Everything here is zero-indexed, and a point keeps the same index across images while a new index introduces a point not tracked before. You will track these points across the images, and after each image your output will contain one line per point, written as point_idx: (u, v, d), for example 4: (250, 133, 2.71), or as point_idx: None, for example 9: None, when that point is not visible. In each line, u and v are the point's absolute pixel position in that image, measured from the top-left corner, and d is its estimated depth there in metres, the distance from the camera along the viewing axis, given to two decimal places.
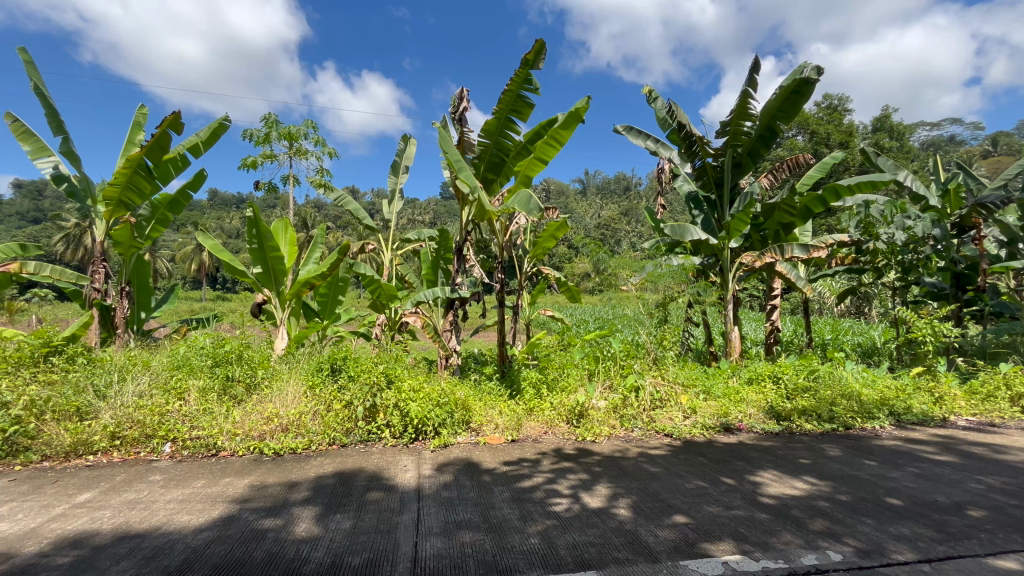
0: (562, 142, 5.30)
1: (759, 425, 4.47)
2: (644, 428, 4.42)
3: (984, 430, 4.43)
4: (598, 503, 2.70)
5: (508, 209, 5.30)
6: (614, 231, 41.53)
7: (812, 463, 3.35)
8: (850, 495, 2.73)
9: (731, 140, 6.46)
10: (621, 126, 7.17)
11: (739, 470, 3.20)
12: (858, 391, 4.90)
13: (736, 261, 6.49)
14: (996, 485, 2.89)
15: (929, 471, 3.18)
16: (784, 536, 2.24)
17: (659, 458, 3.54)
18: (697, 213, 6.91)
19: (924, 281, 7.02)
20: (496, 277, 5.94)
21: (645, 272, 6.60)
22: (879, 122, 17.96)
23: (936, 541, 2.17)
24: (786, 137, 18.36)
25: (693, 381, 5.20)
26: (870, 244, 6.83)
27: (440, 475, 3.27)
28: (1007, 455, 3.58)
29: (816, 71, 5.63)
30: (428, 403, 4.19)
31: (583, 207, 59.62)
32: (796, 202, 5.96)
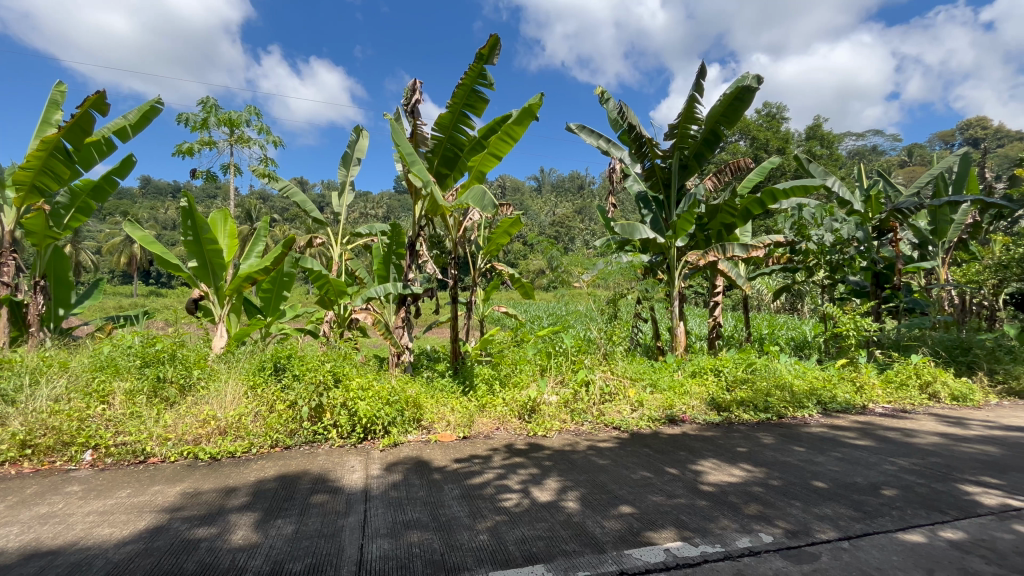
0: (516, 138, 5.30)
1: (702, 416, 4.68)
2: (594, 421, 4.54)
3: (897, 416, 4.86)
4: (547, 497, 2.73)
5: (461, 205, 5.24)
6: (568, 229, 42.19)
7: (748, 451, 3.54)
8: (781, 480, 2.91)
9: (678, 143, 6.72)
10: (574, 125, 7.28)
11: (682, 460, 3.33)
12: (790, 382, 5.23)
13: (682, 259, 6.78)
14: (906, 465, 3.17)
15: (850, 454, 3.44)
16: (722, 521, 2.36)
17: (607, 451, 3.63)
18: (646, 213, 7.12)
19: (849, 280, 7.59)
20: (449, 272, 5.87)
21: (596, 269, 6.74)
22: (812, 131, 19.21)
23: (855, 519, 2.35)
24: (729, 142, 19.32)
25: (641, 375, 5.37)
26: (802, 245, 7.27)
27: (388, 475, 3.20)
28: (916, 438, 3.93)
29: (756, 80, 5.93)
30: (378, 401, 4.09)
31: (538, 204, 60.09)
32: (737, 204, 6.27)
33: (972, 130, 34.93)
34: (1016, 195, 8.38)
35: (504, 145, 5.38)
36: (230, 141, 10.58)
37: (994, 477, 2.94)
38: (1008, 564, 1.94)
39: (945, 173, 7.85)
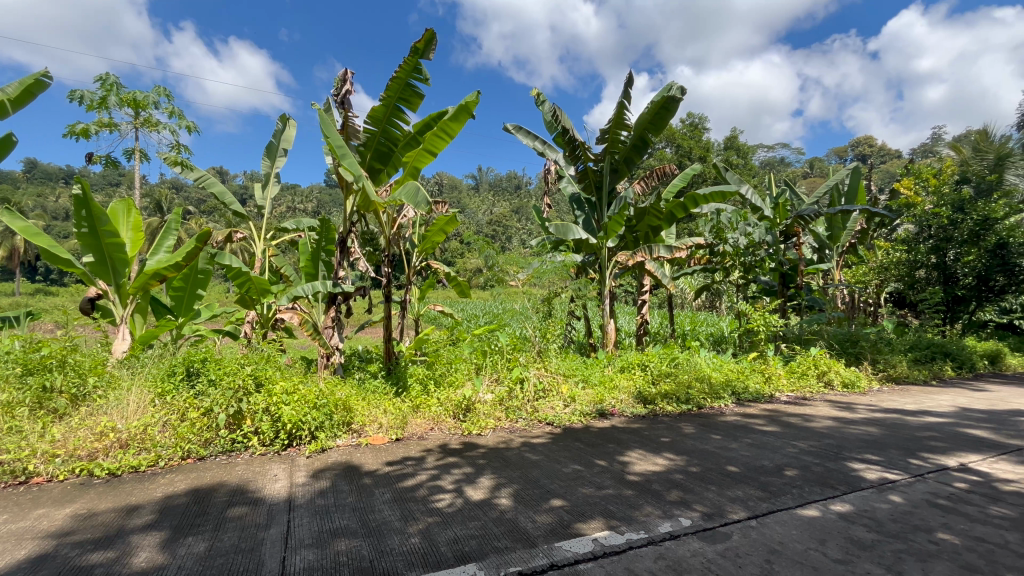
0: (451, 135, 5.22)
1: (630, 409, 4.91)
2: (528, 418, 4.61)
3: (799, 403, 5.37)
4: (481, 495, 2.74)
5: (394, 201, 5.11)
6: (505, 228, 42.52)
7: (671, 440, 3.76)
8: (699, 466, 3.12)
9: (609, 148, 6.98)
10: (510, 125, 7.34)
11: (610, 452, 3.48)
12: (709, 375, 5.61)
13: (613, 259, 7.06)
14: (805, 448, 3.52)
15: (759, 440, 3.76)
16: (646, 508, 2.48)
17: (540, 446, 3.70)
18: (579, 214, 7.34)
19: (760, 280, 8.26)
20: (383, 270, 5.71)
21: (531, 268, 6.83)
22: (729, 141, 20.68)
23: (762, 499, 2.57)
24: (656, 148, 20.34)
25: (574, 371, 5.52)
26: (720, 247, 7.85)
27: (315, 482, 3.06)
28: (813, 422, 4.37)
29: (680, 91, 6.28)
30: (304, 405, 3.88)
31: (476, 203, 59.92)
32: (662, 208, 6.63)
33: (862, 147, 39.32)
34: (894, 205, 9.56)
35: (439, 141, 5.28)
36: (134, 124, 9.57)
37: (875, 454, 3.33)
38: (884, 530, 2.21)
39: (839, 184, 8.77)
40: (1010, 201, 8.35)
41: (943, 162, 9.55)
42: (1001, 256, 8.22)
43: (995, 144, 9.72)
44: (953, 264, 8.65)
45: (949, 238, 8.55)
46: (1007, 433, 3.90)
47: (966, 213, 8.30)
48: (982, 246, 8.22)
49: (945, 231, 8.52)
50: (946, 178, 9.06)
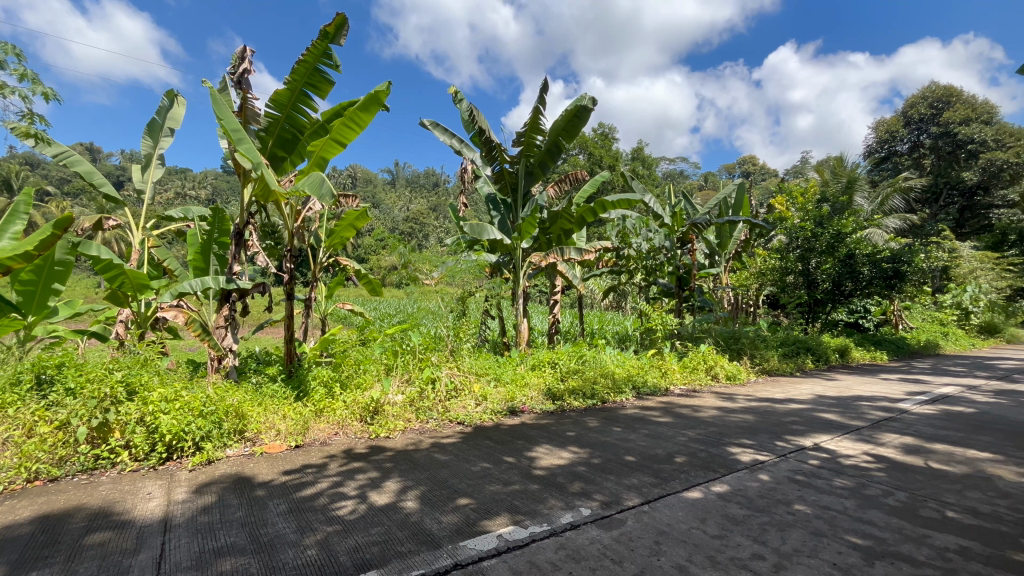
0: (362, 126, 4.98)
1: (539, 406, 5.05)
2: (439, 418, 4.57)
3: (690, 396, 5.87)
4: (386, 500, 2.66)
5: (297, 192, 4.78)
6: (421, 225, 41.75)
7: (576, 434, 3.93)
8: (600, 458, 3.29)
9: (524, 151, 7.13)
10: (427, 121, 7.22)
11: (519, 448, 3.55)
12: (612, 370, 5.94)
13: (526, 260, 7.22)
14: (693, 436, 3.86)
15: (655, 430, 4.06)
16: (549, 501, 2.57)
17: (450, 446, 3.68)
18: (494, 214, 7.43)
19: (659, 282, 8.94)
20: (285, 266, 5.31)
21: (445, 267, 6.75)
22: (636, 153, 22.11)
23: (654, 485, 2.77)
24: (570, 155, 21.17)
25: (487, 369, 5.57)
26: (626, 251, 8.32)
27: (198, 498, 2.77)
28: (701, 412, 4.82)
29: (591, 102, 6.58)
30: (187, 414, 3.50)
31: (391, 199, 58.07)
32: (574, 212, 6.83)
33: (746, 165, 44.03)
34: (770, 218, 10.81)
35: (348, 131, 5.00)
36: None
37: (749, 439, 3.75)
38: (754, 506, 2.49)
39: (728, 198, 9.74)
40: (857, 219, 9.83)
41: (808, 183, 10.99)
42: (849, 264, 9.62)
43: (848, 169, 11.39)
44: (815, 271, 10.00)
45: (811, 248, 9.86)
46: (849, 415, 4.59)
47: (825, 227, 9.64)
48: (836, 256, 9.60)
49: (808, 242, 9.77)
50: (810, 196, 10.44)
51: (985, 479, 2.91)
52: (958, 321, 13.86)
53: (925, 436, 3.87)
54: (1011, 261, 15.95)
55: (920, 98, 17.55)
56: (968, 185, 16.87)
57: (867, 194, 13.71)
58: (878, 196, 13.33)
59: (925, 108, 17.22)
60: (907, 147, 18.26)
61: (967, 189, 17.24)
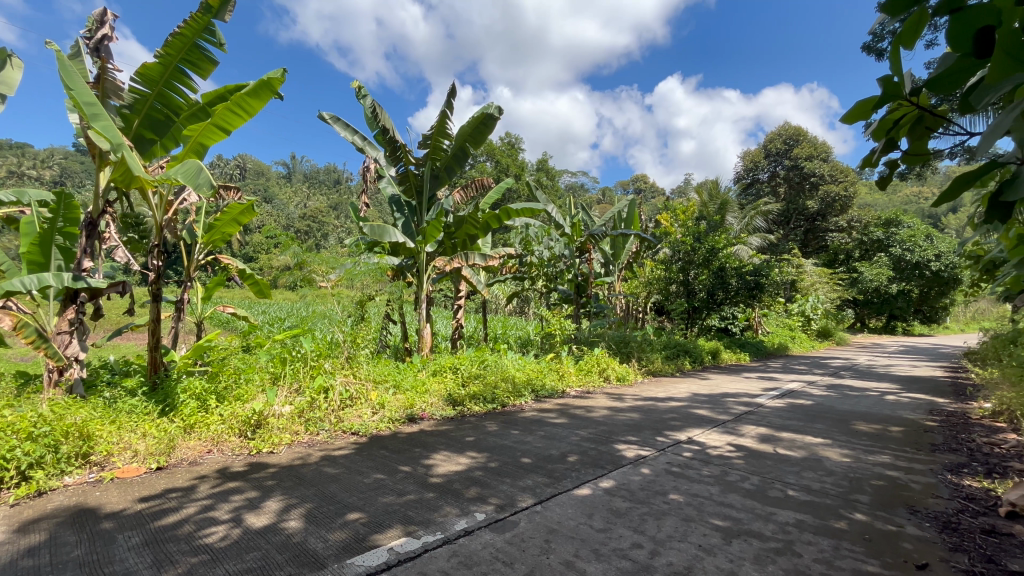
0: (250, 113, 4.56)
1: (439, 412, 5.00)
2: (331, 429, 4.31)
3: (584, 397, 6.21)
4: (264, 522, 2.44)
5: (167, 180, 4.23)
6: (320, 224, 39.37)
7: (474, 439, 3.94)
8: (497, 461, 3.34)
9: (430, 154, 7.05)
10: (326, 114, 6.83)
11: (416, 456, 3.47)
12: (513, 375, 6.06)
13: (431, 265, 7.13)
14: (585, 435, 4.07)
15: (550, 431, 4.21)
16: (444, 509, 2.54)
17: (342, 459, 3.48)
18: (398, 216, 7.28)
19: (559, 288, 9.34)
20: (150, 263, 4.63)
21: (343, 268, 6.30)
22: (541, 164, 23.04)
23: (547, 485, 2.87)
24: (478, 162, 21.41)
25: (385, 376, 5.39)
26: (528, 258, 8.64)
27: (22, 538, 2.31)
28: (593, 412, 5.11)
29: (497, 111, 6.68)
30: (9, 438, 2.93)
31: (285, 194, 53.95)
32: (479, 217, 6.79)
33: (639, 182, 47.64)
34: (657, 233, 11.81)
35: (234, 117, 4.55)
36: None
37: (634, 436, 4.04)
38: (635, 498, 2.69)
39: (621, 212, 10.48)
40: (728, 236, 11.10)
41: (689, 202, 12.18)
42: (721, 276, 10.87)
43: (722, 192, 12.85)
44: (693, 282, 11.11)
45: (691, 261, 10.95)
46: (717, 410, 5.17)
47: (702, 243, 10.78)
48: (711, 268, 10.80)
49: (689, 255, 10.86)
50: (690, 214, 11.58)
51: (818, 461, 3.44)
52: (802, 326, 16.32)
53: (775, 427, 4.48)
54: (840, 276, 19.18)
55: (777, 134, 20.37)
56: (811, 212, 19.96)
57: (736, 214, 15.55)
58: (745, 217, 15.24)
59: (780, 143, 20.04)
60: (767, 176, 21.02)
61: (810, 216, 20.40)
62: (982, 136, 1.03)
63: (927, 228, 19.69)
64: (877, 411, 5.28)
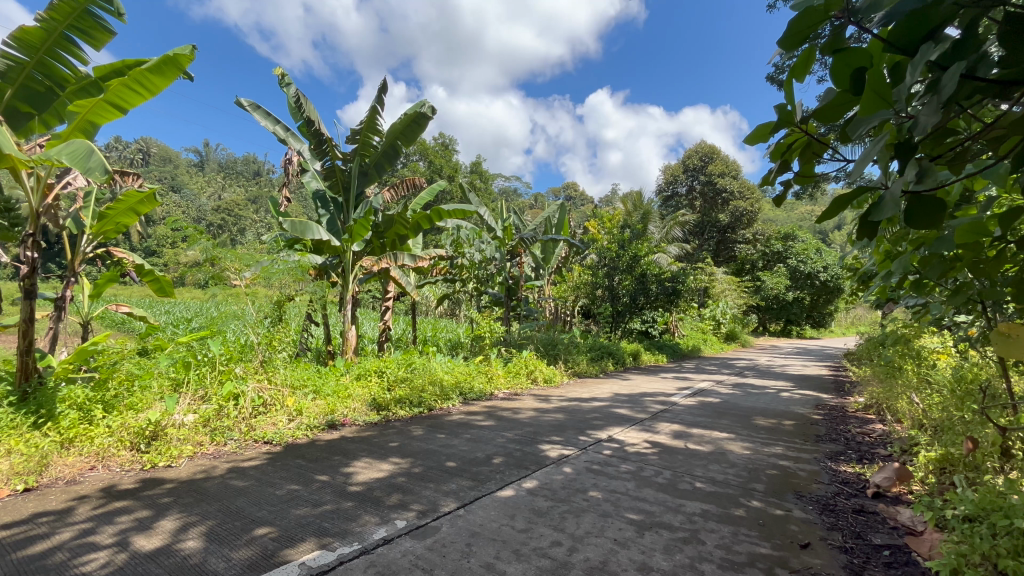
0: (152, 91, 4.13)
1: (362, 417, 4.82)
2: (241, 439, 4.01)
3: (512, 399, 6.26)
4: (157, 543, 2.21)
5: (46, 160, 3.70)
6: (236, 217, 36.59)
7: (398, 444, 3.83)
8: (421, 466, 3.27)
9: (359, 150, 6.80)
10: (245, 101, 6.36)
11: (334, 464, 3.32)
12: (441, 378, 5.97)
13: (357, 264, 6.85)
14: (511, 436, 4.11)
15: (477, 434, 4.21)
16: (363, 518, 2.45)
17: (252, 470, 3.24)
18: (323, 212, 6.86)
19: (489, 291, 9.38)
20: (21, 255, 4.02)
21: (259, 266, 5.79)
22: (475, 166, 23.05)
23: (470, 488, 2.86)
24: (410, 161, 20.98)
25: (304, 381, 5.10)
26: (458, 260, 8.50)
27: None
28: (520, 413, 5.17)
29: (430, 110, 6.59)
30: None
31: (196, 184, 49.57)
32: (410, 218, 6.65)
33: (570, 188, 49.04)
34: (585, 239, 12.22)
35: (132, 94, 4.09)
36: None
37: (558, 436, 4.14)
38: (557, 497, 2.76)
39: (551, 218, 10.73)
40: (649, 244, 11.74)
41: (615, 211, 12.74)
42: (642, 282, 11.47)
43: (645, 202, 13.57)
44: (617, 287, 11.60)
45: (615, 267, 11.46)
46: (636, 409, 5.44)
47: (626, 250, 11.31)
48: (634, 274, 11.36)
49: (613, 261, 11.36)
50: (615, 222, 12.10)
51: (722, 454, 3.73)
52: (713, 330, 17.66)
53: (687, 423, 4.80)
54: (747, 284, 21.00)
55: (694, 151, 21.87)
56: (723, 224, 21.67)
57: (658, 224, 16.48)
58: (665, 227, 16.22)
59: (697, 159, 21.55)
60: (685, 189, 22.48)
61: (722, 228, 22.12)
62: (856, 162, 1.18)
63: (818, 242, 22.10)
64: (774, 407, 5.83)
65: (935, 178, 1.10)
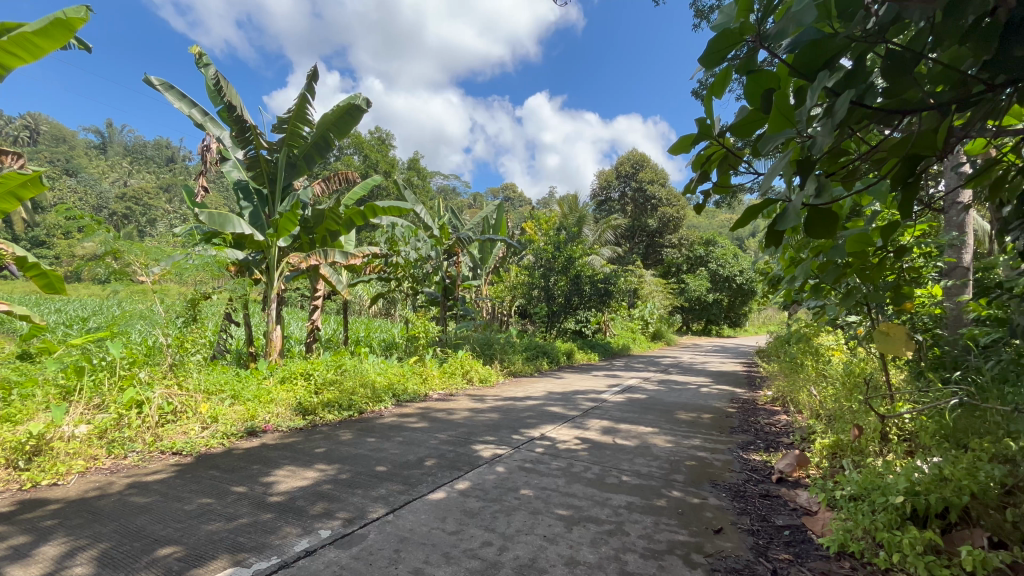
0: (33, 56, 3.66)
1: (286, 423, 4.56)
2: (144, 451, 3.67)
3: (446, 399, 6.20)
4: (37, 572, 1.96)
5: None
6: (144, 207, 33.35)
7: (325, 450, 3.67)
8: (349, 472, 3.15)
9: (287, 140, 6.44)
10: (156, 79, 5.79)
11: (253, 474, 3.11)
12: (373, 379, 5.79)
13: (283, 261, 6.47)
14: (444, 438, 4.07)
15: (409, 436, 4.12)
16: (283, 530, 2.31)
17: (156, 484, 2.97)
18: (244, 205, 6.43)
19: (425, 291, 9.21)
20: None
21: (170, 261, 5.31)
22: (412, 163, 22.61)
23: (401, 492, 2.80)
24: (343, 154, 20.20)
25: (221, 386, 4.75)
26: (393, 259, 8.18)
27: None
28: (454, 414, 5.13)
29: (365, 103, 6.37)
30: None
31: (96, 168, 44.64)
32: (342, 213, 6.39)
33: (509, 189, 49.48)
34: (523, 239, 12.36)
35: (10, 58, 3.61)
36: None
37: (492, 436, 4.16)
38: (488, 497, 2.76)
39: (489, 218, 10.75)
40: (584, 246, 12.10)
41: (552, 213, 13.00)
42: (577, 283, 11.80)
43: (580, 206, 13.96)
44: (553, 287, 11.84)
45: (551, 268, 11.69)
46: (568, 407, 5.58)
47: (561, 251, 11.58)
48: (568, 275, 11.66)
49: (549, 262, 11.57)
50: (552, 224, 12.34)
51: (648, 448, 3.92)
52: (642, 329, 18.54)
53: (616, 419, 5.00)
54: (673, 286, 22.25)
55: (626, 158, 22.83)
56: (652, 229, 22.80)
57: (592, 227, 17.04)
58: (599, 230, 16.81)
59: (628, 166, 22.52)
60: (617, 194, 23.44)
61: (652, 232, 23.26)
62: (764, 177, 1.28)
63: (735, 248, 23.87)
64: (695, 401, 6.22)
65: (831, 194, 1.22)
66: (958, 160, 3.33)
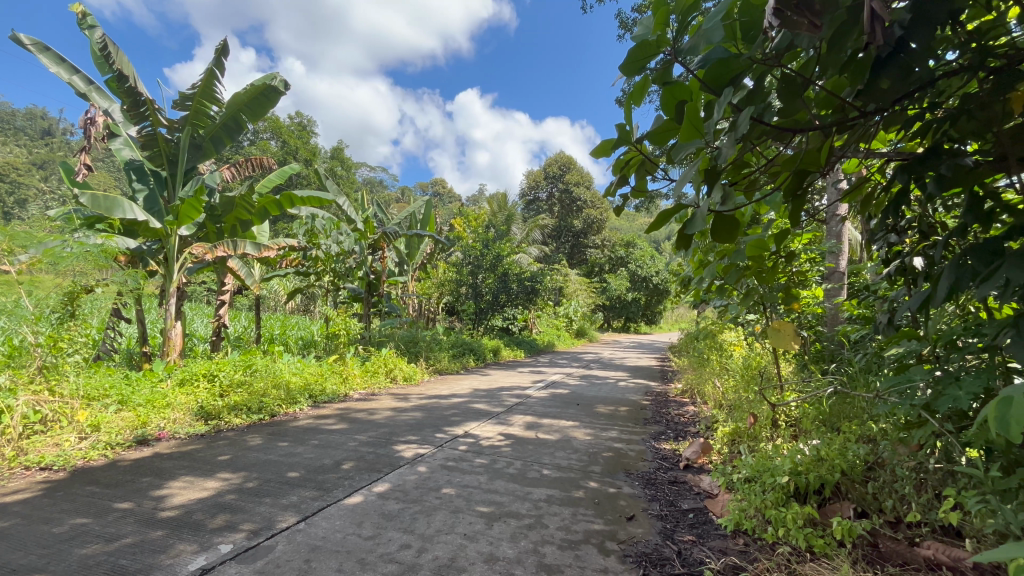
0: None
1: (184, 429, 4.15)
2: (2, 467, 3.16)
3: (368, 399, 5.99)
4: None
5: None
6: (11, 185, 28.80)
7: (229, 457, 3.39)
8: (256, 480, 2.93)
9: (191, 119, 5.85)
10: (26, 37, 5.01)
11: (142, 488, 2.79)
12: (287, 380, 5.44)
13: (185, 252, 5.86)
14: (363, 439, 3.92)
15: (325, 439, 3.91)
16: (176, 547, 2.10)
17: (17, 505, 2.57)
18: (138, 187, 5.67)
19: (347, 287, 8.82)
20: None
21: (42, 248, 4.65)
22: (336, 152, 21.54)
23: (314, 499, 2.65)
24: (259, 138, 18.80)
25: (104, 391, 4.23)
26: (312, 252, 7.88)
27: None
28: (375, 414, 4.96)
29: (283, 85, 5.94)
30: None
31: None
32: (255, 201, 5.81)
33: (438, 184, 48.84)
34: (451, 236, 12.23)
35: None
36: None
37: (414, 435, 4.07)
38: (408, 498, 2.70)
39: (416, 213, 10.52)
40: (512, 245, 12.23)
41: (481, 211, 13.01)
42: (504, 281, 11.89)
43: (509, 205, 14.08)
44: (481, 285, 11.83)
45: (479, 266, 11.67)
46: (493, 404, 5.61)
47: (489, 249, 11.60)
48: (496, 273, 11.72)
49: (477, 258, 11.53)
50: (481, 222, 12.34)
51: (569, 441, 4.04)
52: (566, 326, 19.10)
53: (539, 415, 5.10)
54: (596, 285, 23.15)
55: (555, 160, 23.39)
56: (578, 229, 23.55)
57: (521, 225, 17.25)
58: (527, 229, 17.07)
59: (556, 168, 23.08)
60: (545, 195, 23.94)
61: (578, 233, 24.05)
62: (676, 183, 1.35)
63: (653, 250, 25.32)
64: (613, 395, 6.52)
65: (734, 202, 1.31)
66: (836, 177, 3.78)
